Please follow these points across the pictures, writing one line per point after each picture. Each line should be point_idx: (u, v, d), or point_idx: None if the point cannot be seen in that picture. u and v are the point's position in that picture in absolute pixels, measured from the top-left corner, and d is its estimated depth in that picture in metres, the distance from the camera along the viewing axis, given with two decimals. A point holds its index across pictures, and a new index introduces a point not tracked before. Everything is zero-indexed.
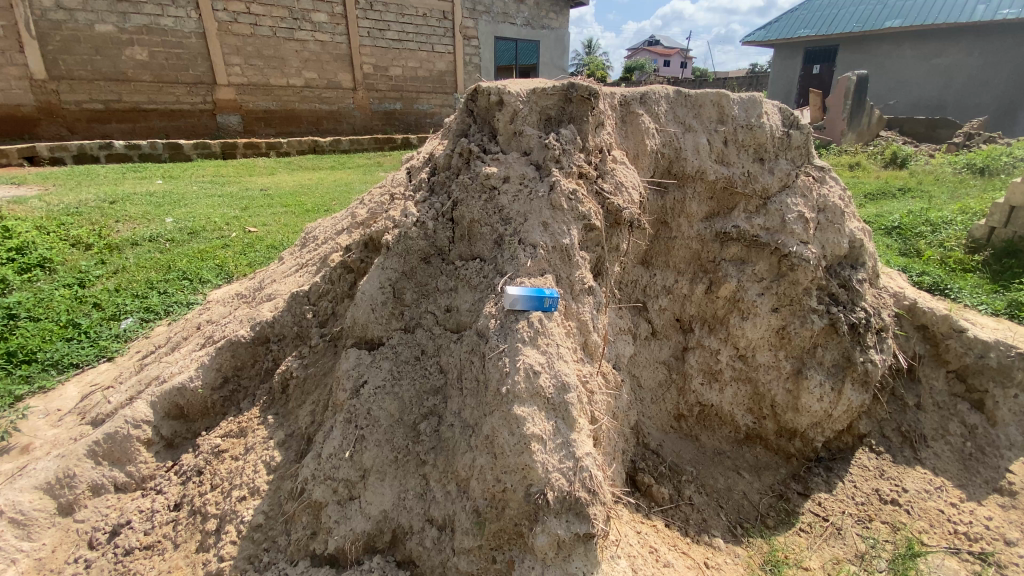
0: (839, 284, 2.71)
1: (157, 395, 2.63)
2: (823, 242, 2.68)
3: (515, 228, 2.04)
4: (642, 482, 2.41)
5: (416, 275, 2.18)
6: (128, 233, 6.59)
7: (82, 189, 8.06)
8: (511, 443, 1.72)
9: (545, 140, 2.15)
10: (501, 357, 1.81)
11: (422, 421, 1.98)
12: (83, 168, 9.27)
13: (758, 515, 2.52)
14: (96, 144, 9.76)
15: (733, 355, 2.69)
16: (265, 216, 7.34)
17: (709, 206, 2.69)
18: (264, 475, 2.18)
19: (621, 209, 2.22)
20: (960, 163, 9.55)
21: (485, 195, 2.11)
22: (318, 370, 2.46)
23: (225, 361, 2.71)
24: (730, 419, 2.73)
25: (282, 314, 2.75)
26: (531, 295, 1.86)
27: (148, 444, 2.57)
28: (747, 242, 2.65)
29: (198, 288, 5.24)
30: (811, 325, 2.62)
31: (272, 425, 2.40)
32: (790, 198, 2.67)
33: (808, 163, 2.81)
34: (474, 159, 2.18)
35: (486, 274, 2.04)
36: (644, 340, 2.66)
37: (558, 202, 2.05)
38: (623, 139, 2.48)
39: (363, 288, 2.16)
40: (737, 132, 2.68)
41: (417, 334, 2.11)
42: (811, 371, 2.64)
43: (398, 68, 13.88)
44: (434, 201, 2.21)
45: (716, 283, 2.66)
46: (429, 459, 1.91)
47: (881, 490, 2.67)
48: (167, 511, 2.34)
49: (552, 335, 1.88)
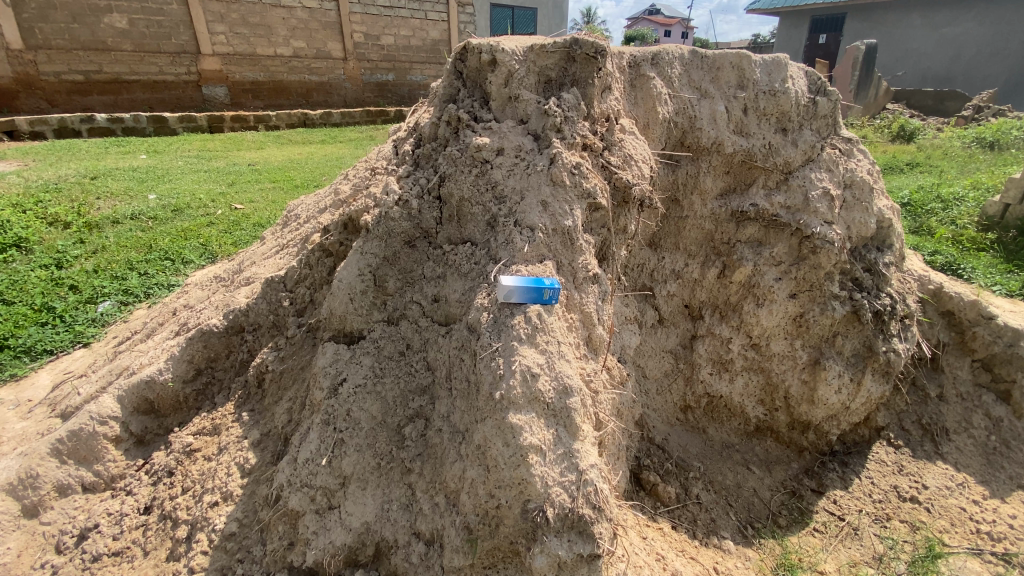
0: (864, 268, 2.48)
1: (125, 389, 2.50)
2: (849, 222, 2.43)
3: (510, 208, 1.79)
4: (648, 480, 2.30)
5: (399, 261, 1.93)
6: (108, 210, 6.30)
7: (62, 164, 7.73)
8: (505, 456, 1.47)
9: (544, 107, 1.88)
10: (494, 358, 1.54)
11: (407, 425, 1.78)
12: (66, 142, 8.87)
13: (770, 514, 2.40)
14: (77, 117, 9.37)
15: (745, 344, 2.51)
16: (252, 192, 7.04)
17: (726, 181, 2.42)
18: (238, 478, 2.06)
19: (632, 184, 1.94)
20: (969, 138, 9.27)
21: (476, 169, 1.85)
22: (295, 364, 2.25)
23: (197, 353, 2.53)
24: (739, 410, 2.59)
25: (256, 302, 2.52)
26: (528, 286, 1.58)
27: (116, 442, 2.45)
28: (766, 222, 2.40)
29: (180, 268, 5.01)
30: (831, 313, 2.42)
31: (248, 422, 2.24)
32: (814, 173, 2.41)
33: (835, 135, 2.49)
34: (463, 128, 1.91)
35: (477, 260, 1.80)
36: (649, 329, 2.48)
37: (559, 176, 1.79)
38: (632, 107, 2.19)
39: (339, 277, 1.92)
40: (759, 98, 2.38)
41: (402, 326, 1.89)
42: (830, 362, 2.47)
43: (389, 36, 13.19)
44: (419, 176, 1.95)
45: (730, 266, 2.44)
46: (415, 468, 1.71)
47: (900, 487, 2.51)
48: (137, 514, 2.25)
49: (553, 331, 1.61)
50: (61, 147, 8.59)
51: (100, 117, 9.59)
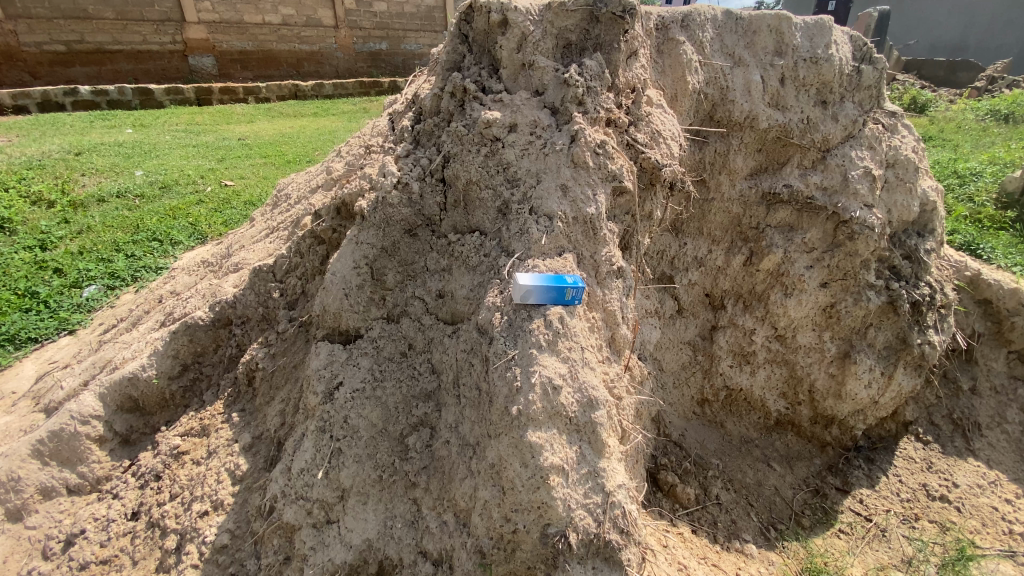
0: (903, 255, 2.30)
1: (107, 386, 2.33)
2: (889, 205, 2.24)
3: (524, 193, 1.59)
4: (665, 481, 2.16)
5: (399, 252, 1.73)
6: (93, 187, 6.02)
7: (46, 139, 7.40)
8: (523, 477, 1.32)
9: (563, 75, 1.65)
10: (510, 367, 1.37)
11: (411, 434, 1.62)
12: (50, 116, 8.49)
13: (792, 514, 2.28)
14: (60, 90, 8.95)
15: (770, 336, 2.35)
16: (243, 168, 6.74)
17: (757, 160, 2.21)
18: (228, 486, 1.91)
19: (661, 164, 1.73)
20: (983, 110, 8.94)
21: (485, 148, 1.63)
22: (288, 361, 2.08)
23: (183, 347, 2.36)
24: (760, 403, 2.45)
25: (244, 293, 2.33)
26: (548, 286, 1.40)
27: (100, 442, 2.30)
28: (799, 205, 2.20)
29: (169, 250, 4.78)
30: (866, 303, 2.25)
31: (238, 424, 2.08)
32: (855, 151, 2.20)
33: (878, 108, 2.27)
34: (470, 100, 1.69)
35: (487, 251, 1.61)
36: (669, 320, 2.30)
37: (581, 157, 1.58)
38: (659, 76, 1.95)
39: (332, 271, 1.72)
40: (798, 66, 2.15)
41: (403, 325, 1.71)
42: (861, 355, 2.31)
43: (382, 2, 12.57)
44: (420, 155, 1.74)
45: (758, 253, 2.25)
46: (420, 482, 1.55)
47: (929, 485, 2.40)
48: (124, 520, 2.10)
49: (576, 335, 1.43)
50: (45, 121, 8.22)
51: (84, 90, 9.17)
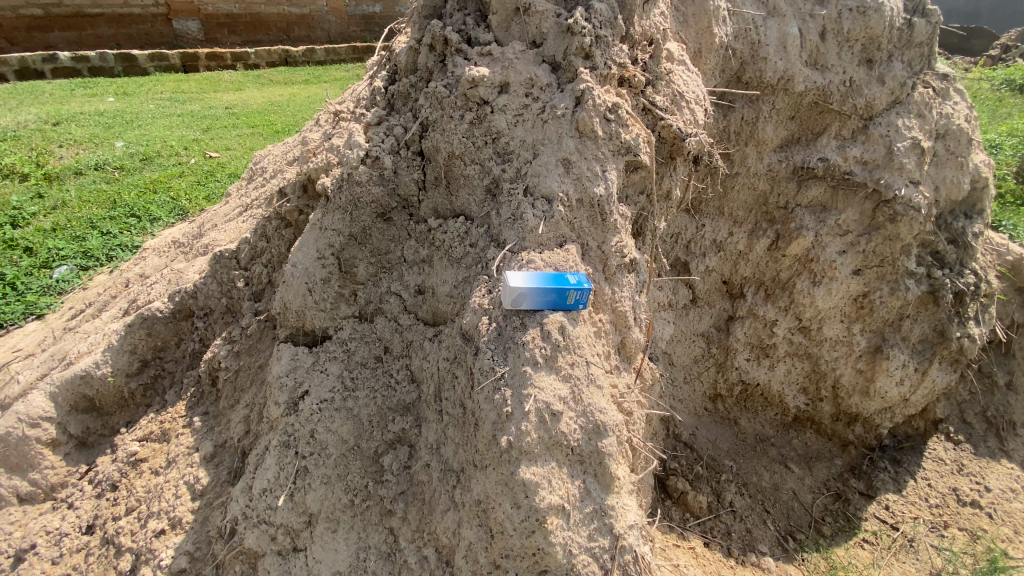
0: (948, 239, 2.05)
1: (59, 385, 2.11)
2: (937, 181, 1.98)
3: (518, 169, 1.32)
4: (675, 488, 1.96)
5: (372, 239, 1.47)
6: (70, 159, 5.67)
7: (22, 108, 6.99)
8: (515, 520, 1.10)
9: (567, 22, 1.35)
10: (498, 389, 1.14)
11: (387, 453, 1.39)
12: (29, 84, 8.05)
13: (812, 521, 2.08)
14: (39, 56, 8.46)
15: (793, 328, 2.10)
16: (229, 138, 6.38)
17: (789, 129, 1.93)
18: (187, 501, 1.71)
19: (683, 133, 1.45)
20: (999, 80, 8.40)
21: (471, 113, 1.35)
22: (253, 360, 1.85)
23: (140, 342, 2.11)
24: (778, 400, 2.22)
25: (206, 282, 2.07)
26: (546, 288, 1.15)
27: (53, 446, 2.08)
28: (835, 181, 1.93)
29: (147, 227, 4.48)
30: (904, 293, 2.01)
31: (200, 430, 1.86)
32: (901, 118, 1.91)
33: (929, 69, 1.96)
34: (452, 55, 1.40)
35: (474, 240, 1.34)
36: (681, 311, 2.06)
37: (587, 123, 1.30)
38: (681, 26, 1.65)
39: (292, 262, 1.47)
40: (842, 17, 1.85)
41: (377, 324, 1.47)
42: (894, 350, 2.07)
43: None
44: (393, 123, 1.46)
45: (785, 236, 1.99)
46: (396, 510, 1.33)
47: (960, 490, 2.21)
48: (78, 534, 1.91)
49: (580, 345, 1.19)
50: (23, 89, 7.78)
51: (64, 56, 8.67)
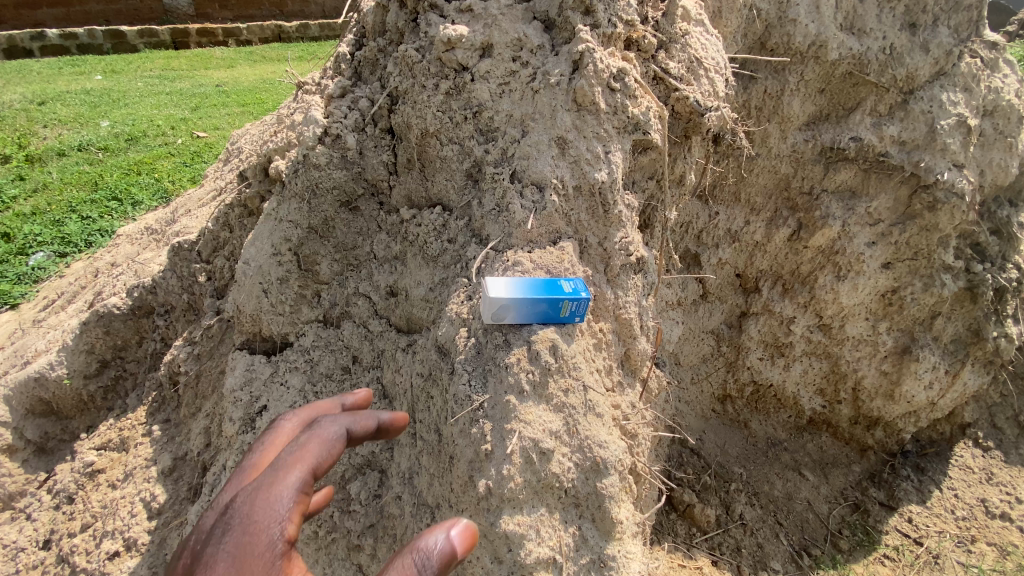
0: (990, 229, 1.84)
1: (12, 387, 1.93)
2: (983, 164, 1.76)
3: (504, 149, 1.11)
4: (681, 500, 1.79)
5: (336, 232, 1.28)
6: (54, 140, 5.43)
7: (6, 87, 6.72)
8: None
9: None
10: (475, 422, 0.98)
11: (355, 480, 1.21)
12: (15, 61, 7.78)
13: (828, 534, 1.91)
14: (25, 33, 8.19)
15: (812, 325, 1.91)
16: (217, 117, 6.10)
17: (817, 104, 1.71)
18: (144, 520, 1.55)
19: (701, 107, 1.23)
20: None
21: (449, 82, 1.14)
22: (216, 364, 1.67)
23: (98, 341, 1.92)
24: (793, 402, 2.04)
25: (166, 275, 1.87)
26: (536, 297, 0.96)
27: (9, 453, 1.91)
28: (867, 164, 1.72)
29: (128, 212, 4.26)
30: (940, 289, 1.81)
31: (160, 440, 1.70)
32: (946, 92, 1.68)
33: (978, 36, 1.72)
34: (427, 12, 1.17)
35: (452, 235, 1.15)
36: (690, 307, 1.86)
37: (587, 94, 1.09)
38: None
39: (245, 258, 1.28)
40: None
41: (343, 330, 1.28)
42: (925, 351, 1.88)
43: None
44: (358, 97, 1.25)
45: (807, 225, 1.79)
46: (365, 546, 1.15)
47: (989, 501, 2.04)
48: (33, 550, 1.75)
49: (576, 367, 1.02)
50: (9, 67, 7.50)
51: (51, 33, 8.37)
